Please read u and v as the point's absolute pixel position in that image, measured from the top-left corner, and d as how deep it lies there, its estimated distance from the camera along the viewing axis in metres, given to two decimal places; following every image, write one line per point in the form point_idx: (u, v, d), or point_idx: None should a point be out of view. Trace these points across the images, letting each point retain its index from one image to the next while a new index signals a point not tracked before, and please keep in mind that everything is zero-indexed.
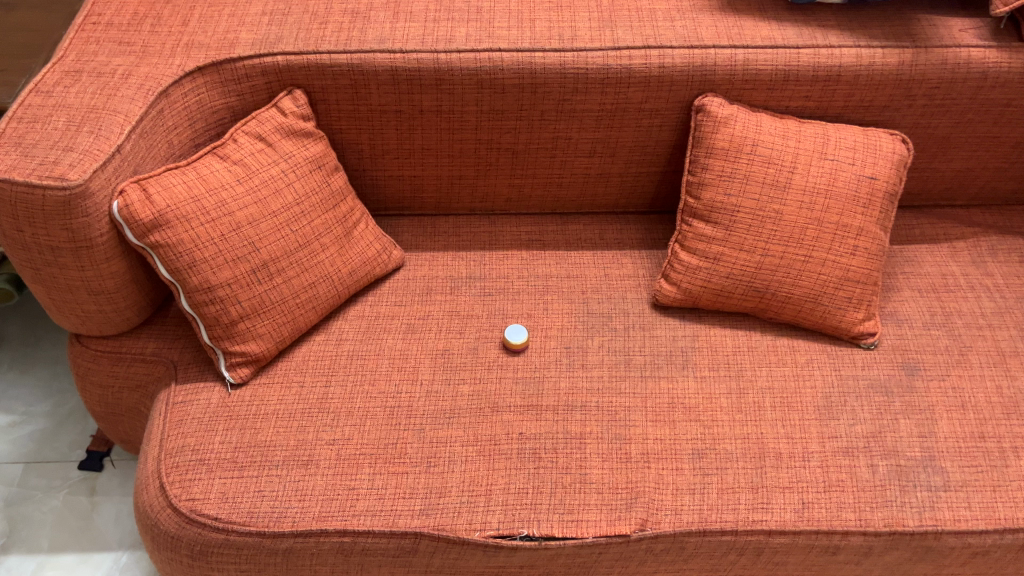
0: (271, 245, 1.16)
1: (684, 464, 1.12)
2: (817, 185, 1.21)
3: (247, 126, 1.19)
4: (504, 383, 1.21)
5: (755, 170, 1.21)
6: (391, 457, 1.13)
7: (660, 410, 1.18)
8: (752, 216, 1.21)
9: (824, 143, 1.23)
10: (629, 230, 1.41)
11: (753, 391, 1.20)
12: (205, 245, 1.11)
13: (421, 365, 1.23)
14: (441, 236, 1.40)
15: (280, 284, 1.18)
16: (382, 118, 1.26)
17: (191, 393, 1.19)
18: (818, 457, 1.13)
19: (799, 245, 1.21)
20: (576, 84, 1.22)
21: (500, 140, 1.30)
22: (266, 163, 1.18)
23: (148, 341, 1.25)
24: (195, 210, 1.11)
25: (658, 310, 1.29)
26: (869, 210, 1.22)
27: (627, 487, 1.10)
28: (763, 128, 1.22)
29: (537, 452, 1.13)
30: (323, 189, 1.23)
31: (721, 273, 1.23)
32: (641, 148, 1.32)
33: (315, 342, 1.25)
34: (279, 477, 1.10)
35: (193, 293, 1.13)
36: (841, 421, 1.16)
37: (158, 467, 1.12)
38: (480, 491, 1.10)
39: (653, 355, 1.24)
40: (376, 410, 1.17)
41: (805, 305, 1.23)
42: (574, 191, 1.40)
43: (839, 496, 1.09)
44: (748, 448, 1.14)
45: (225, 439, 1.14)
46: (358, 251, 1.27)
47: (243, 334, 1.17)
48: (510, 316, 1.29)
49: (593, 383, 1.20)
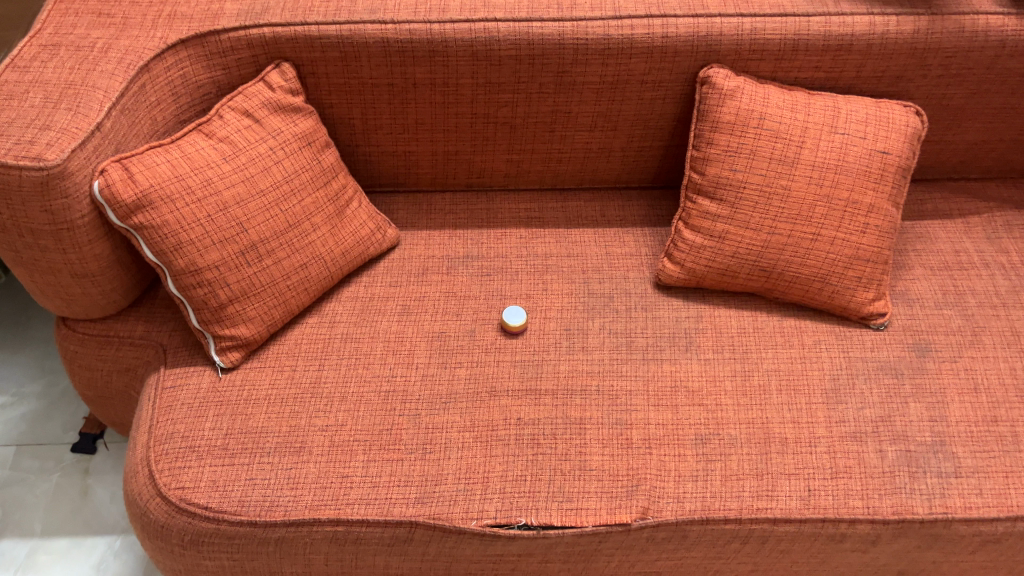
0: (260, 226, 1.12)
1: (686, 450, 1.09)
2: (827, 160, 1.16)
3: (233, 102, 1.15)
4: (501, 366, 1.17)
5: (762, 146, 1.16)
6: (386, 444, 1.10)
7: (662, 394, 1.14)
8: (759, 193, 1.17)
9: (835, 116, 1.17)
10: (632, 206, 1.37)
11: (759, 375, 1.16)
12: (191, 226, 1.08)
13: (416, 348, 1.19)
14: (437, 214, 1.35)
15: (270, 266, 1.14)
16: (374, 91, 1.21)
17: (181, 378, 1.16)
18: (824, 442, 1.10)
19: (807, 223, 1.17)
20: (576, 55, 1.17)
21: (497, 114, 1.25)
22: (253, 141, 1.14)
23: (137, 325, 1.22)
24: (179, 190, 1.07)
25: (661, 290, 1.26)
26: (880, 186, 1.17)
27: (628, 474, 1.07)
28: (771, 101, 1.17)
29: (535, 438, 1.10)
30: (313, 167, 1.19)
31: (726, 252, 1.19)
32: (644, 122, 1.27)
33: (308, 325, 1.22)
34: (271, 464, 1.08)
35: (180, 276, 1.09)
36: (850, 405, 1.13)
37: (147, 454, 1.09)
38: (477, 479, 1.07)
39: (656, 337, 1.20)
40: (370, 395, 1.14)
41: (813, 285, 1.19)
42: (574, 166, 1.35)
43: (847, 483, 1.06)
44: (752, 433, 1.10)
45: (215, 425, 1.11)
46: (351, 231, 1.23)
47: (233, 317, 1.13)
48: (509, 297, 1.25)
49: (594, 366, 1.17)
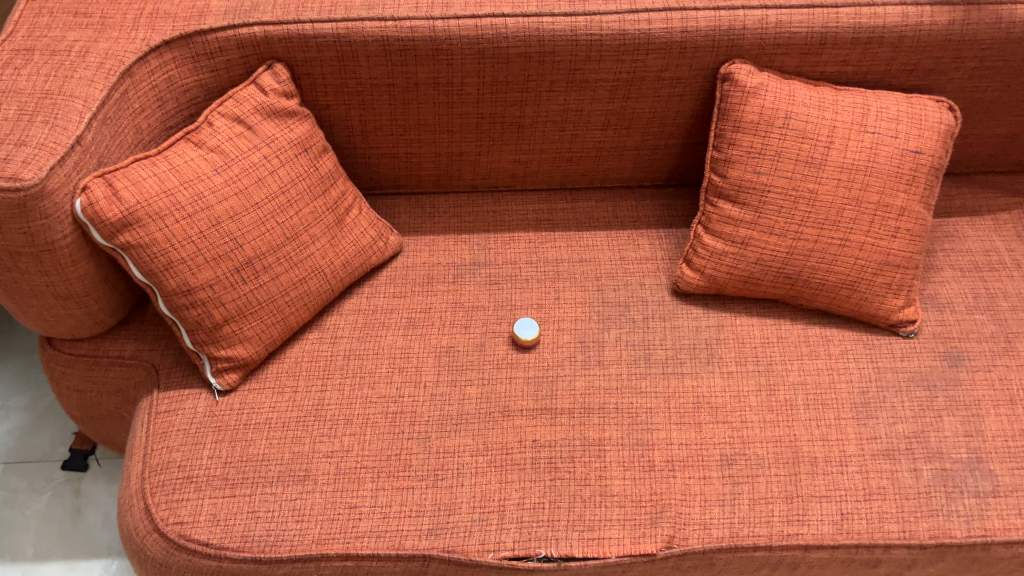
0: (255, 241, 1.05)
1: (712, 472, 1.04)
2: (856, 161, 1.09)
3: (223, 107, 1.07)
4: (514, 384, 1.11)
5: (787, 146, 1.09)
6: (396, 471, 1.04)
7: (684, 412, 1.09)
8: (784, 197, 1.10)
9: (864, 113, 1.10)
10: (646, 206, 1.30)
11: (785, 389, 1.11)
12: (182, 244, 1.01)
13: (424, 365, 1.13)
14: (441, 218, 1.28)
15: (266, 282, 1.07)
16: (374, 91, 1.14)
17: (175, 401, 1.09)
18: (856, 460, 1.05)
19: (835, 228, 1.10)
20: (589, 52, 1.09)
21: (504, 113, 1.18)
22: (246, 149, 1.06)
23: (125, 344, 1.15)
24: (168, 206, 1.00)
25: (680, 297, 1.19)
26: (912, 188, 1.10)
27: (651, 499, 1.02)
28: (798, 99, 1.10)
29: (552, 461, 1.05)
30: (310, 175, 1.11)
31: (750, 258, 1.13)
32: (660, 119, 1.20)
33: (308, 341, 1.15)
34: (274, 495, 1.02)
35: (172, 297, 1.03)
36: (881, 420, 1.08)
37: (143, 486, 1.03)
38: (493, 508, 1.01)
39: (675, 349, 1.14)
40: (377, 417, 1.08)
41: (840, 292, 1.13)
42: (585, 165, 1.28)
43: (881, 505, 1.01)
44: (780, 452, 1.05)
45: (214, 453, 1.05)
46: (351, 240, 1.16)
47: (229, 338, 1.07)
48: (519, 308, 1.18)
49: (611, 381, 1.11)
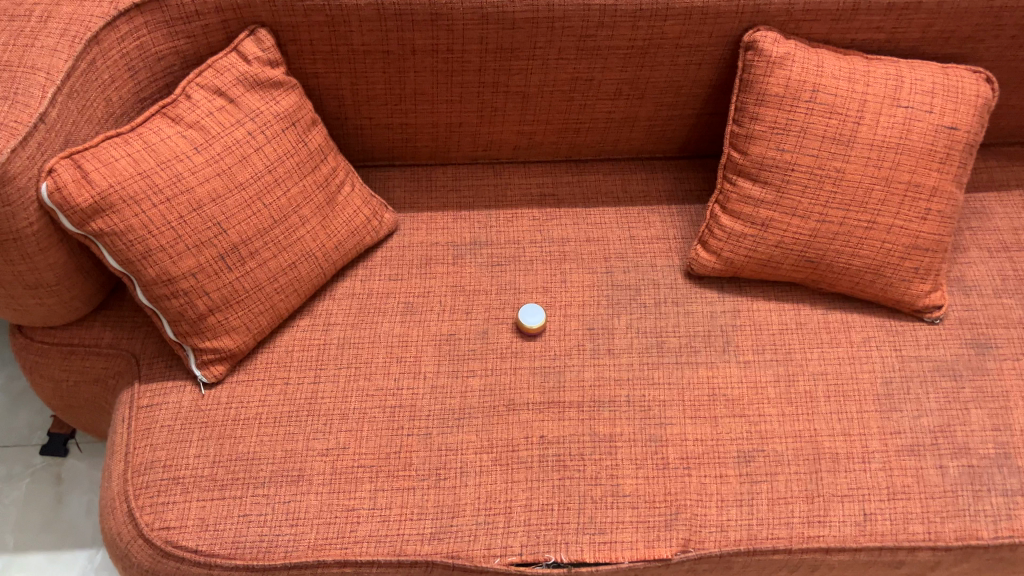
0: (240, 225, 0.97)
1: (728, 471, 0.98)
2: (888, 138, 1.01)
3: (201, 78, 0.97)
4: (520, 375, 1.05)
5: (814, 122, 1.01)
6: (395, 470, 0.98)
7: (700, 405, 1.03)
8: (809, 176, 1.03)
9: (898, 86, 1.02)
10: (656, 179, 1.23)
11: (804, 379, 1.05)
12: (160, 231, 0.92)
13: (423, 354, 1.06)
14: (439, 192, 1.21)
15: (253, 269, 1.00)
16: (367, 59, 1.05)
17: (158, 395, 1.03)
18: (879, 457, 1.00)
19: (862, 210, 1.03)
20: (602, 17, 1.00)
21: (508, 82, 1.09)
22: (228, 125, 0.97)
23: (103, 333, 1.07)
24: (144, 189, 0.91)
25: (693, 279, 1.13)
26: (945, 167, 1.03)
27: (665, 499, 0.96)
28: (826, 69, 1.02)
29: (561, 459, 0.99)
30: (298, 152, 1.03)
31: (769, 241, 1.06)
32: (675, 89, 1.11)
33: (299, 328, 1.08)
34: (265, 497, 0.96)
35: (152, 286, 0.95)
36: (905, 413, 1.02)
37: (125, 488, 0.96)
38: (499, 509, 0.96)
39: (689, 336, 1.08)
40: (374, 412, 1.02)
41: (865, 277, 1.06)
42: (593, 136, 1.20)
43: (906, 506, 0.96)
44: (799, 449, 1.00)
45: (201, 451, 0.99)
46: (343, 220, 1.08)
47: (214, 328, 1.00)
48: (524, 292, 1.11)
49: (622, 372, 1.05)
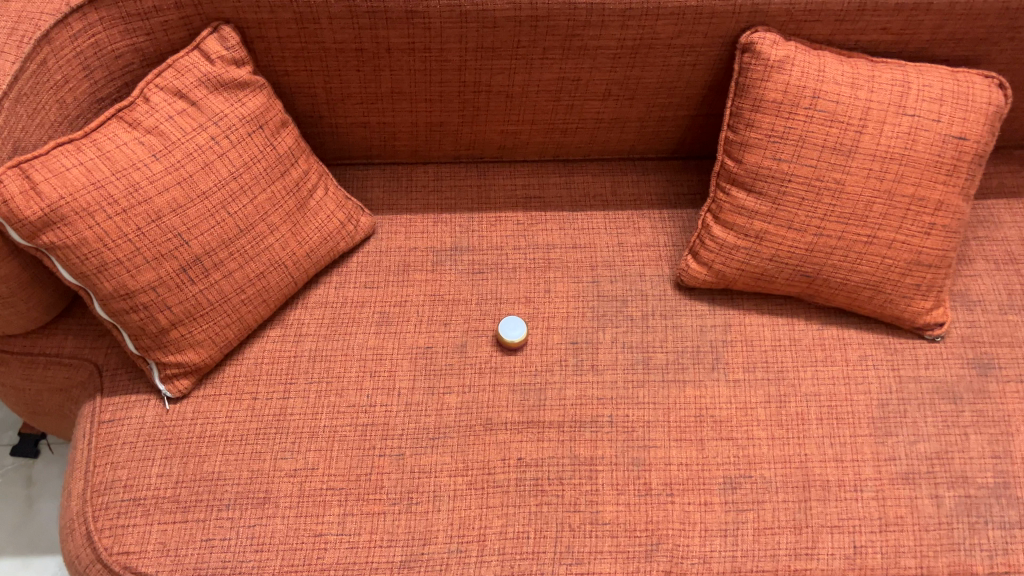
0: (203, 236, 0.92)
1: (713, 498, 0.94)
2: (892, 148, 0.95)
3: (161, 79, 0.92)
4: (498, 392, 1.00)
5: (814, 131, 0.95)
6: (366, 493, 0.94)
7: (686, 427, 0.98)
8: (807, 188, 0.97)
9: (904, 92, 0.96)
10: (648, 181, 1.17)
11: (796, 400, 1.00)
12: (116, 244, 0.87)
13: (398, 368, 1.02)
14: (419, 193, 1.15)
15: (218, 281, 0.95)
16: (340, 57, 0.99)
17: (121, 409, 0.99)
18: (872, 485, 0.95)
19: (862, 224, 0.97)
20: (589, 16, 0.94)
21: (490, 81, 1.03)
22: (189, 130, 0.91)
23: (65, 341, 1.03)
24: (97, 200, 0.85)
25: (683, 291, 1.08)
26: (952, 179, 0.97)
27: (646, 529, 0.92)
28: (828, 74, 0.95)
29: (539, 484, 0.95)
30: (266, 156, 0.97)
31: (763, 255, 1.00)
32: (668, 89, 1.05)
33: (269, 339, 1.04)
34: (229, 521, 0.92)
35: (109, 301, 0.90)
36: (901, 439, 0.98)
37: (84, 509, 0.93)
38: (472, 537, 0.92)
39: (677, 352, 1.03)
40: (345, 431, 0.98)
41: (863, 293, 1.01)
42: (582, 137, 1.14)
43: (898, 538, 0.92)
44: (789, 475, 0.96)
45: (164, 471, 0.95)
46: (315, 226, 1.03)
47: (177, 342, 0.95)
48: (505, 303, 1.06)
49: (606, 390, 1.01)
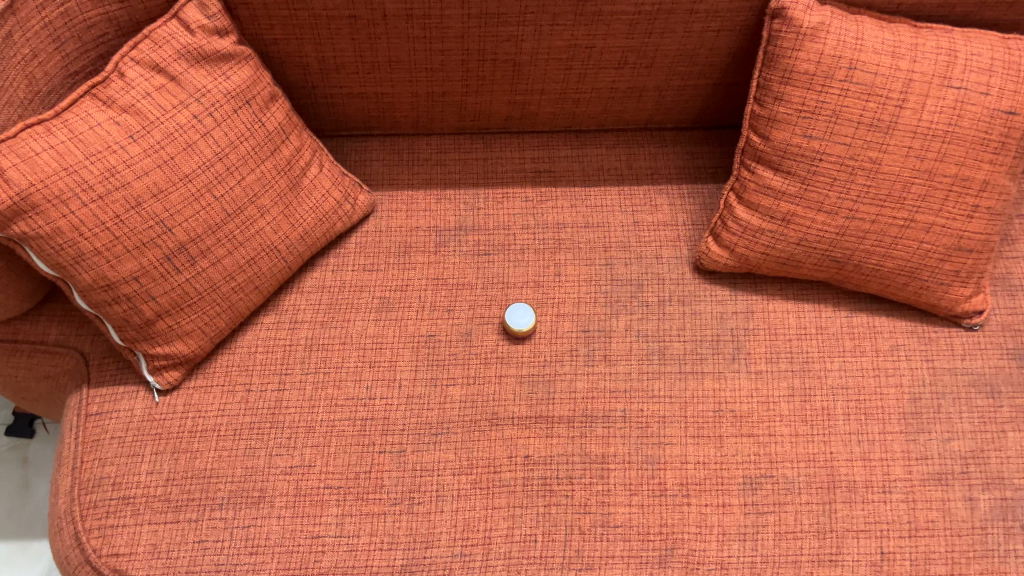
0: (187, 221, 0.86)
1: (732, 500, 0.89)
2: (934, 124, 0.87)
3: (137, 51, 0.84)
4: (505, 385, 0.95)
5: (849, 105, 0.87)
6: (365, 492, 0.89)
7: (704, 423, 0.93)
8: (839, 168, 0.89)
9: (949, 62, 0.87)
10: (666, 154, 1.09)
11: (823, 393, 0.94)
12: (93, 233, 0.81)
13: (399, 358, 0.96)
14: (421, 167, 1.09)
15: (206, 269, 0.89)
16: (332, 24, 0.91)
17: (108, 401, 0.94)
18: (902, 487, 0.89)
19: (899, 206, 0.90)
20: None
21: (496, 49, 0.95)
22: (170, 107, 0.85)
23: (48, 328, 0.98)
24: (71, 186, 0.79)
25: (702, 274, 1.01)
26: (999, 158, 0.89)
27: (660, 533, 0.87)
28: (866, 41, 0.87)
29: (547, 483, 0.89)
30: (253, 133, 0.91)
31: (790, 238, 0.93)
32: (689, 57, 0.97)
33: (263, 326, 0.98)
34: (223, 522, 0.87)
35: (90, 292, 0.84)
36: (934, 436, 0.92)
37: (72, 508, 0.88)
38: (477, 540, 0.87)
39: (696, 342, 0.97)
40: (343, 425, 0.93)
41: (896, 279, 0.94)
42: (595, 107, 1.06)
43: (928, 544, 0.87)
44: (813, 476, 0.90)
45: (154, 468, 0.90)
46: (309, 207, 0.97)
47: (164, 333, 0.90)
48: (512, 287, 1.00)
49: (619, 383, 0.95)
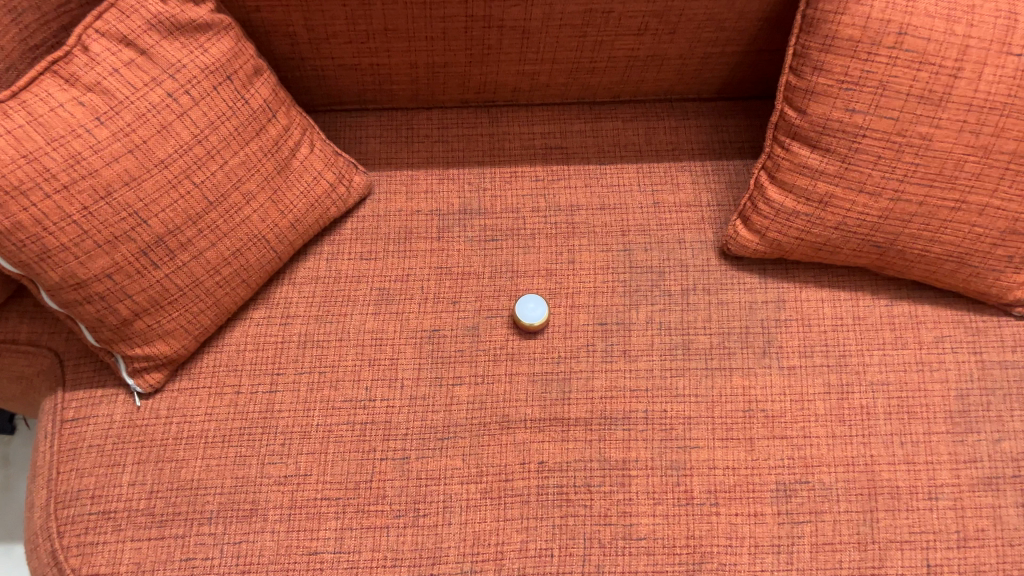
0: (164, 211, 0.78)
1: (765, 508, 0.82)
2: (992, 96, 0.78)
3: (103, 22, 0.75)
4: (516, 384, 0.87)
5: (897, 75, 0.78)
6: (366, 504, 0.82)
7: (733, 424, 0.85)
8: (884, 145, 0.81)
9: (1011, 25, 0.77)
10: (688, 127, 1.01)
11: (862, 390, 0.87)
12: (57, 227, 0.72)
13: (401, 355, 0.88)
14: (421, 144, 1.00)
15: (187, 262, 0.81)
16: None
17: (86, 406, 0.86)
18: (949, 493, 0.82)
19: (950, 187, 0.81)
20: None
21: (503, 14, 0.86)
22: (141, 85, 0.76)
23: (19, 328, 0.90)
24: (31, 176, 0.70)
25: (729, 259, 0.93)
26: None
27: (687, 545, 0.80)
28: (918, 3, 0.77)
29: (563, 492, 0.82)
30: (235, 112, 0.82)
31: (828, 222, 0.85)
32: (716, 22, 0.88)
33: (253, 321, 0.91)
34: (212, 538, 0.80)
35: (59, 292, 0.76)
36: (983, 437, 0.84)
37: (48, 523, 0.81)
38: (488, 556, 0.80)
39: (723, 334, 0.89)
40: (341, 430, 0.85)
41: (943, 265, 0.86)
42: (611, 76, 0.97)
43: (978, 556, 0.80)
44: (852, 481, 0.83)
45: (136, 479, 0.83)
46: (300, 191, 0.88)
47: (144, 334, 0.82)
48: (523, 276, 0.92)
49: (640, 381, 0.87)
